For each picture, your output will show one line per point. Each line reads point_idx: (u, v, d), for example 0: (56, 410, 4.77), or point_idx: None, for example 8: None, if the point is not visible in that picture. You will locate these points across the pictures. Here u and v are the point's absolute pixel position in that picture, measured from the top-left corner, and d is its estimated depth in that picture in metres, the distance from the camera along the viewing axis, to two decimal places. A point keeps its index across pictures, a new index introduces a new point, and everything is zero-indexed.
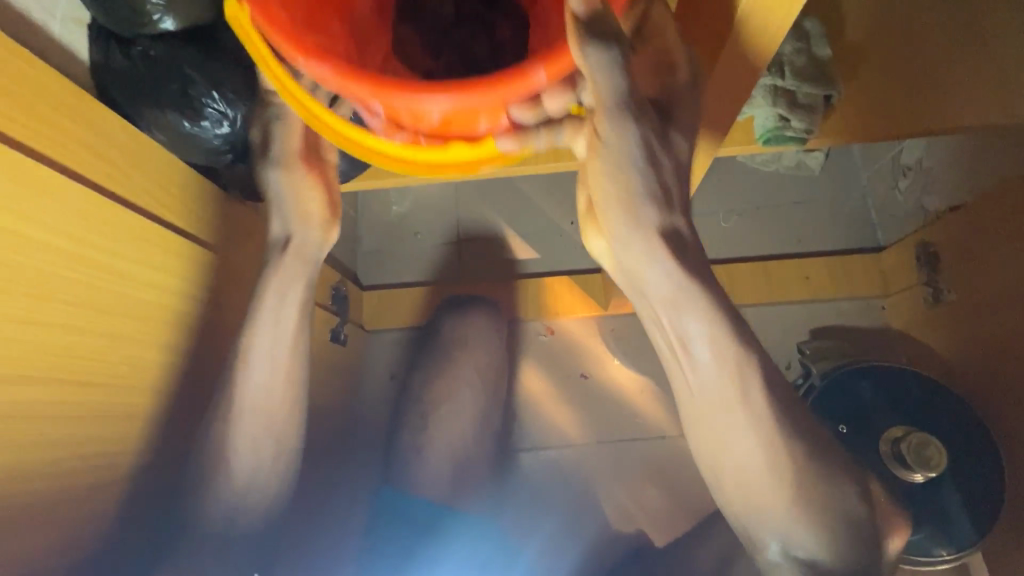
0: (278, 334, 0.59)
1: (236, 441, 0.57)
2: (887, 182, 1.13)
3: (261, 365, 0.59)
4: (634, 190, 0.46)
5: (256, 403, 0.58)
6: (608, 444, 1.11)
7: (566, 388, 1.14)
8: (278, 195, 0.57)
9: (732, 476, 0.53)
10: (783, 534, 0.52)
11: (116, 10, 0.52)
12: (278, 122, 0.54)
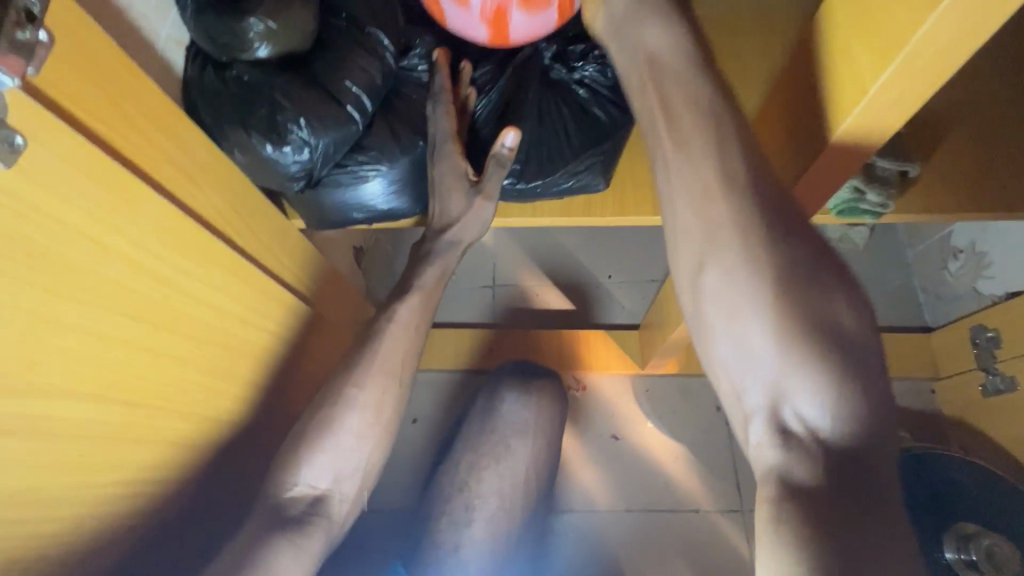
0: (399, 347, 0.64)
1: (341, 443, 0.59)
2: (937, 262, 1.10)
3: (381, 374, 0.62)
4: (702, 99, 0.48)
5: (366, 411, 0.60)
6: (638, 514, 1.04)
7: (596, 448, 1.08)
8: (463, 219, 0.65)
9: (717, 305, 0.45)
10: (778, 388, 0.42)
11: (220, 36, 0.53)
12: (490, 167, 0.63)
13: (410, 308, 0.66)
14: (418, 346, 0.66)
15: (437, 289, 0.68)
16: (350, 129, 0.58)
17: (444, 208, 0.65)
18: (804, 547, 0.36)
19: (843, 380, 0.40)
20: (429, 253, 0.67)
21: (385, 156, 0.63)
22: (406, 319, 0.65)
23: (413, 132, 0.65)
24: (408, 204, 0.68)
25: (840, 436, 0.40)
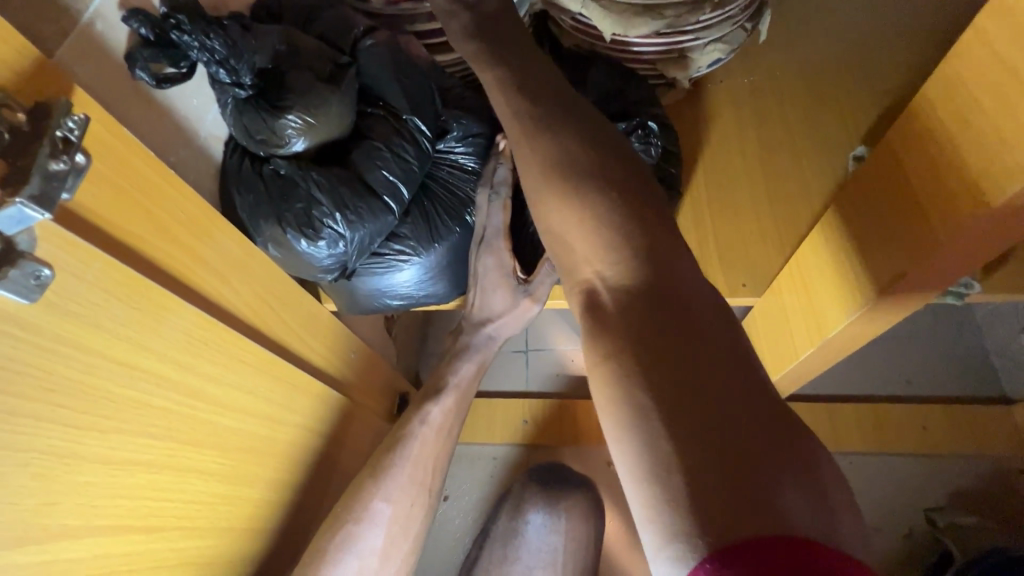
0: (426, 455, 0.60)
1: (361, 564, 0.55)
2: (1011, 324, 0.99)
3: (409, 486, 0.59)
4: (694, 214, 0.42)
5: (389, 529, 0.57)
6: None
7: (641, 533, 0.99)
8: (504, 313, 0.65)
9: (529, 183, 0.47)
10: (573, 262, 0.43)
11: (257, 132, 0.53)
12: (545, 271, 0.62)
13: (441, 410, 0.62)
14: (445, 453, 0.62)
15: (466, 388, 0.65)
16: (385, 219, 0.57)
17: (485, 299, 0.64)
18: (635, 405, 0.34)
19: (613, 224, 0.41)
20: (465, 347, 0.66)
21: (419, 245, 0.60)
22: (438, 422, 0.62)
23: (450, 216, 0.63)
24: (444, 287, 0.65)
25: (620, 269, 0.40)
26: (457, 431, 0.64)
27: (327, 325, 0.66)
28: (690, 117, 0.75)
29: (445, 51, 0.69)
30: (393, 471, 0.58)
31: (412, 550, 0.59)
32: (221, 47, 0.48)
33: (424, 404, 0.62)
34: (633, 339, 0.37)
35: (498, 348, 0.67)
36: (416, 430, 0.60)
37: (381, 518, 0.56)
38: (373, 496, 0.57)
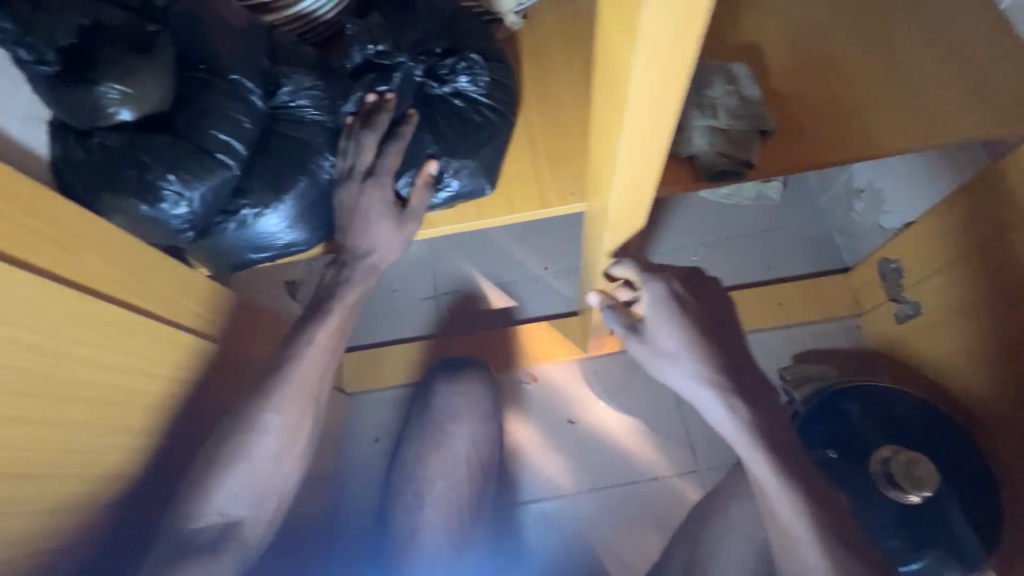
0: (313, 370, 0.67)
1: (253, 464, 0.63)
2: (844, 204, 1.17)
3: (298, 396, 0.66)
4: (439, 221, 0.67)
5: (280, 434, 0.64)
6: (598, 490, 1.08)
7: (551, 436, 1.12)
8: (379, 236, 0.68)
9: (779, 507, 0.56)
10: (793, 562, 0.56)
11: (76, 107, 0.55)
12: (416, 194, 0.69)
13: (324, 330, 0.68)
14: (329, 369, 0.69)
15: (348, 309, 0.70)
16: (226, 175, 0.61)
17: (360, 226, 0.68)
18: None
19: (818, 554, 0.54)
20: (342, 267, 0.70)
21: (268, 197, 0.65)
22: (325, 342, 0.68)
23: (297, 166, 0.67)
24: (306, 234, 0.70)
25: (833, 543, 0.54)
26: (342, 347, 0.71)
27: (195, 285, 0.70)
28: (520, 49, 0.80)
29: (266, 12, 0.71)
30: (285, 386, 0.65)
31: (302, 450, 0.67)
32: (12, 26, 0.53)
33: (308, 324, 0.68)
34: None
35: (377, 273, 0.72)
36: (304, 350, 0.67)
37: (273, 424, 0.64)
38: (267, 400, 0.64)
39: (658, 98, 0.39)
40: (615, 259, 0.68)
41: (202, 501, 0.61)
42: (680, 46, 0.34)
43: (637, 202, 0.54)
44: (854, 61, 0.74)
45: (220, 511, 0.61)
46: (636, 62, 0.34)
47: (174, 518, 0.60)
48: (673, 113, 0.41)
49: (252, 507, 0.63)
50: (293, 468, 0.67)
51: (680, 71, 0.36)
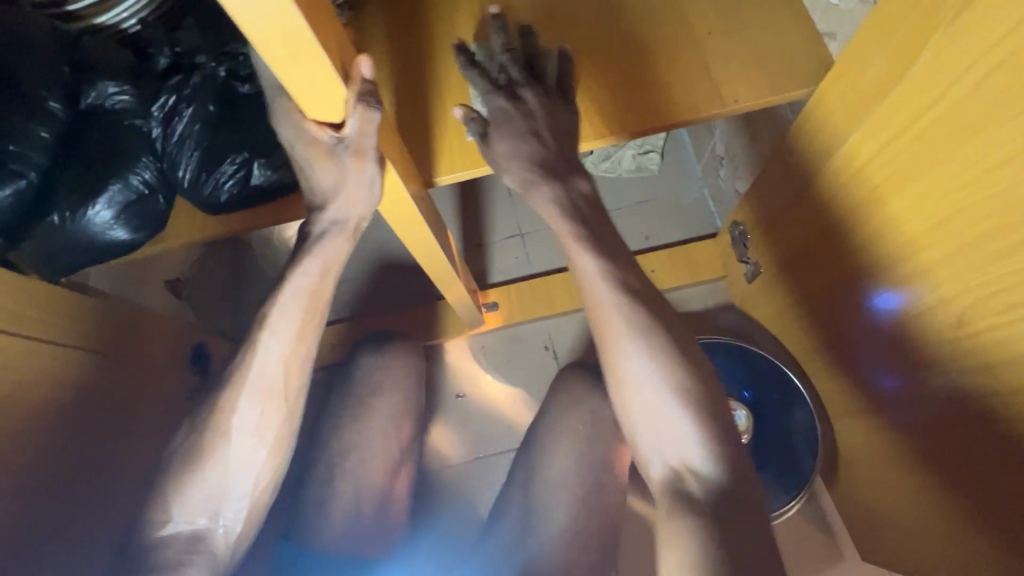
0: (280, 367, 0.53)
1: (221, 468, 0.52)
2: (713, 171, 1.22)
3: (261, 392, 0.53)
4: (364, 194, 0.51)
5: (244, 437, 0.52)
6: (485, 457, 1.14)
7: (442, 410, 1.17)
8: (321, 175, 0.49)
9: (636, 358, 0.62)
10: (641, 416, 0.61)
11: None
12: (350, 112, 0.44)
13: (285, 315, 0.53)
14: (304, 370, 0.55)
15: (320, 290, 0.54)
16: (20, 185, 0.64)
17: (316, 171, 0.49)
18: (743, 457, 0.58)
19: (638, 360, 0.62)
20: (306, 241, 0.54)
21: (74, 201, 0.69)
22: (302, 318, 0.54)
23: (106, 171, 0.70)
24: (130, 233, 0.73)
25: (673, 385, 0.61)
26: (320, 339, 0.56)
27: (19, 290, 0.73)
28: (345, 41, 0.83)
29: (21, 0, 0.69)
30: (247, 381, 0.53)
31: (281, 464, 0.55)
32: None
33: (266, 309, 0.54)
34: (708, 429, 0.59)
35: (349, 245, 0.55)
36: (266, 342, 0.53)
37: (273, 407, 0.53)
38: (231, 390, 0.53)
39: (327, 103, 0.43)
40: (425, 242, 0.73)
41: (180, 504, 0.50)
42: (306, 60, 0.38)
43: (395, 189, 0.59)
44: (654, 35, 0.77)
45: (190, 524, 0.50)
46: (271, 70, 0.39)
47: (145, 543, 0.49)
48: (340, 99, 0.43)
49: (232, 520, 0.52)
50: (275, 480, 0.54)
51: (325, 79, 0.41)
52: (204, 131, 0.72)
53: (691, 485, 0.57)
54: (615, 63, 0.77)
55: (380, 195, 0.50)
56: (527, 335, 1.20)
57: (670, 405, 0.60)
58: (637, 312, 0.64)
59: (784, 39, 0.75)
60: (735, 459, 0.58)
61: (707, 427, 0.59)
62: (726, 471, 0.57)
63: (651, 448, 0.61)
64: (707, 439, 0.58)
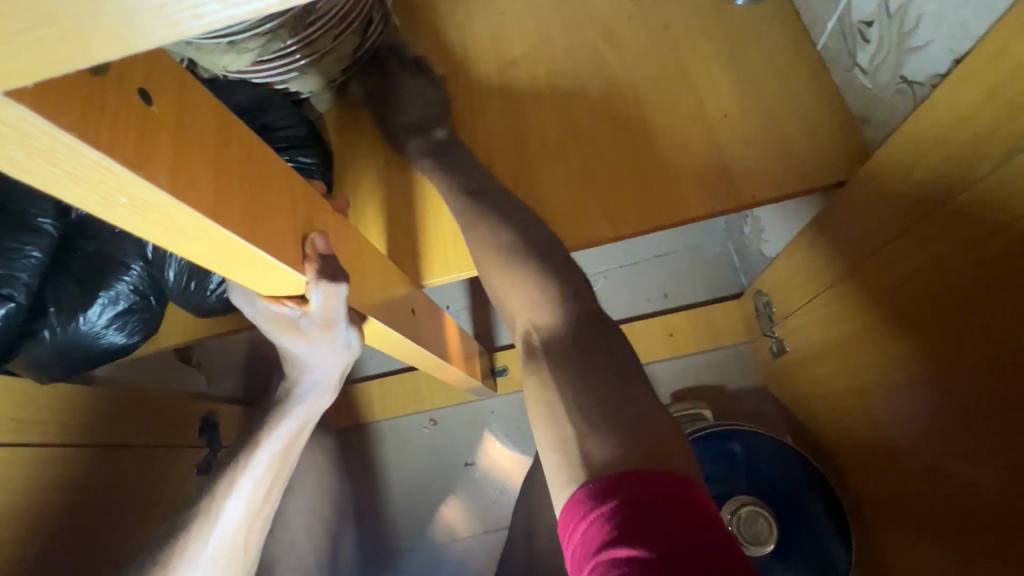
0: (242, 532, 0.53)
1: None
2: (737, 226, 1.14)
3: (220, 562, 0.51)
4: (338, 356, 0.46)
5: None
6: (493, 531, 1.10)
7: (450, 478, 1.14)
8: (294, 348, 0.45)
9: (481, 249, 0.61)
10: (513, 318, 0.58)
11: None
12: (312, 292, 0.40)
13: (251, 480, 0.53)
14: (261, 530, 0.55)
15: (286, 453, 0.54)
16: (10, 307, 0.62)
17: (287, 344, 0.45)
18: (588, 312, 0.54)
19: (499, 269, 0.60)
20: (280, 405, 0.52)
21: (64, 315, 0.68)
22: (265, 484, 0.54)
23: (95, 282, 0.69)
24: (124, 338, 0.73)
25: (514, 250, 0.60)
26: (280, 494, 0.57)
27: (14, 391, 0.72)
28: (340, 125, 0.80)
29: None
30: (205, 553, 0.50)
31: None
32: None
33: (231, 477, 0.52)
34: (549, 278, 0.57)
35: (329, 401, 0.52)
36: (226, 511, 0.52)
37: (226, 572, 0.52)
38: (179, 559, 0.50)
39: (281, 286, 0.39)
40: (414, 350, 0.69)
41: None
42: (249, 259, 0.34)
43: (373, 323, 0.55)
44: (665, 120, 0.71)
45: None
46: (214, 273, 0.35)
47: None
48: (299, 276, 0.38)
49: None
50: None
51: (274, 269, 0.36)
52: None
53: (538, 339, 0.54)
54: (624, 150, 0.71)
55: (358, 349, 0.46)
56: None
57: (520, 285, 0.57)
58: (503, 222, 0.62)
59: (812, 123, 0.68)
60: (587, 313, 0.55)
61: (553, 300, 0.55)
62: (567, 319, 0.54)
63: (513, 320, 0.58)
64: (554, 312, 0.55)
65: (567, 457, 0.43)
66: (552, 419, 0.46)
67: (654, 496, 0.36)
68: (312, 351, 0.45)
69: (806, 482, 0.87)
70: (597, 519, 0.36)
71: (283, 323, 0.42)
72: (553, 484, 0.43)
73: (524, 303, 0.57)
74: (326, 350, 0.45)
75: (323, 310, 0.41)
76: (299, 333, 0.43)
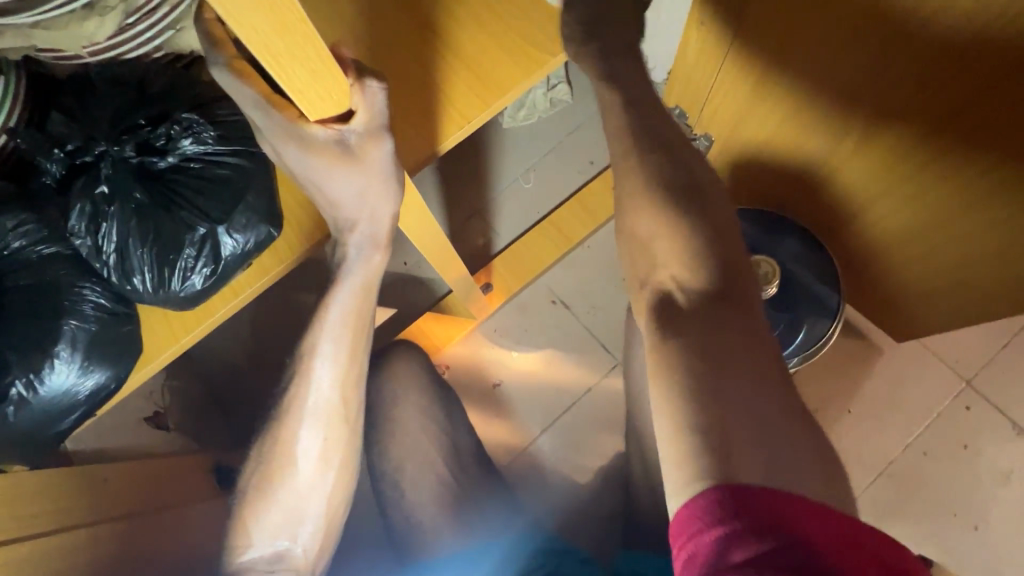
0: (335, 391, 0.58)
1: (296, 492, 0.58)
2: (624, 76, 1.24)
3: (320, 417, 0.58)
4: (387, 192, 0.46)
5: (310, 462, 0.58)
6: (550, 428, 1.13)
7: (488, 406, 1.14)
8: (340, 186, 0.44)
9: (634, 210, 0.53)
10: (649, 271, 0.52)
11: None
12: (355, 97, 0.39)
13: (331, 342, 0.57)
14: (356, 397, 0.59)
15: (358, 314, 0.56)
16: None
17: (335, 183, 0.44)
18: (732, 274, 0.50)
19: (634, 203, 0.52)
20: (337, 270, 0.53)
21: (34, 363, 0.59)
22: (348, 348, 0.57)
23: (54, 313, 0.60)
24: (111, 370, 0.62)
25: (673, 193, 0.52)
26: (367, 356, 0.60)
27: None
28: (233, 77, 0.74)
29: None
30: (306, 409, 0.58)
31: (349, 481, 0.61)
32: None
33: (312, 340, 0.57)
34: (723, 241, 0.51)
35: (384, 258, 0.52)
36: (317, 369, 0.57)
37: (329, 426, 0.59)
38: (291, 407, 0.58)
39: (330, 102, 0.38)
40: (430, 233, 0.69)
41: (250, 522, 0.58)
42: (303, 45, 0.33)
43: None
44: None
45: (272, 545, 0.57)
46: (267, 69, 0.34)
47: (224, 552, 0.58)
48: (346, 82, 0.38)
49: (305, 543, 0.58)
50: (343, 499, 0.60)
51: (327, 70, 0.36)
52: (144, 225, 0.61)
53: (679, 302, 0.48)
54: None
55: (403, 182, 0.45)
56: (531, 299, 1.18)
57: (670, 241, 0.50)
58: (626, 152, 0.54)
59: None
60: (736, 283, 0.49)
61: (710, 243, 0.50)
62: (720, 283, 0.48)
63: (645, 272, 0.52)
64: (699, 257, 0.49)
65: (686, 432, 0.43)
66: (671, 374, 0.45)
67: (779, 524, 0.38)
68: (362, 188, 0.44)
69: (782, 235, 1.02)
70: (719, 534, 0.39)
71: (327, 157, 0.41)
72: (665, 478, 0.44)
73: (672, 267, 0.50)
74: (374, 184, 0.45)
75: (366, 120, 0.40)
76: (344, 163, 0.42)
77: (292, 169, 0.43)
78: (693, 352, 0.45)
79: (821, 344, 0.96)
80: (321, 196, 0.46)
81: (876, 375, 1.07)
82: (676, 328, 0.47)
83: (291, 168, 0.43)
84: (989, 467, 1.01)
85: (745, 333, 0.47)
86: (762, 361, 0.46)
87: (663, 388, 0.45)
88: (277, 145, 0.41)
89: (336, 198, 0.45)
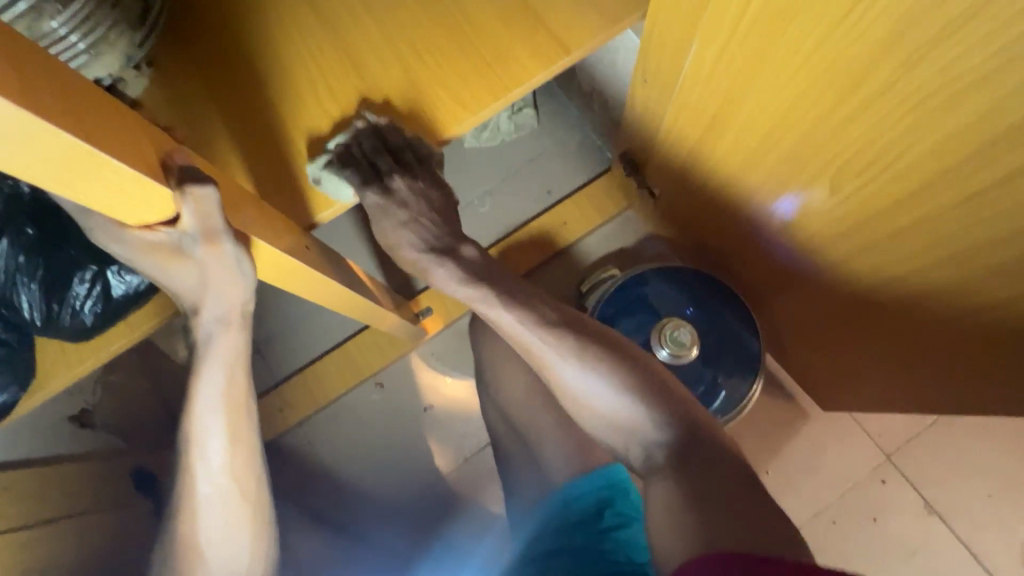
0: (225, 473, 0.58)
1: None
2: (588, 105, 1.21)
3: (215, 501, 0.57)
4: (235, 282, 0.47)
5: (215, 549, 0.57)
6: (474, 456, 1.14)
7: (416, 428, 1.16)
8: (183, 271, 0.45)
9: (578, 369, 0.62)
10: (628, 440, 0.61)
11: None
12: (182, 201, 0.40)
13: (211, 429, 0.57)
14: (251, 473, 0.59)
15: (232, 395, 0.57)
16: None
17: (177, 267, 0.45)
18: (675, 403, 0.61)
19: (577, 367, 0.63)
20: (199, 354, 0.54)
21: None
22: (234, 435, 0.58)
23: None
24: None
25: (607, 362, 0.63)
26: (255, 431, 0.60)
27: None
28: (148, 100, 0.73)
29: None
30: (199, 498, 0.57)
31: (263, 554, 0.60)
32: None
33: (190, 432, 0.57)
34: (664, 384, 0.62)
35: (242, 335, 0.54)
36: (202, 458, 0.57)
37: (224, 509, 0.58)
38: (183, 498, 0.57)
39: (148, 207, 0.39)
40: (321, 284, 0.68)
41: None
42: (96, 171, 0.33)
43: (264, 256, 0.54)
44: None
45: None
46: (63, 191, 0.34)
47: None
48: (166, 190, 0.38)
49: None
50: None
51: (136, 185, 0.36)
52: (33, 258, 0.62)
53: (658, 458, 0.59)
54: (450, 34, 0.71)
55: (251, 274, 0.46)
56: (469, 327, 1.18)
57: (622, 403, 0.61)
58: (555, 331, 0.64)
59: None
60: (681, 415, 0.61)
61: (637, 398, 0.61)
62: (671, 428, 0.60)
63: (620, 441, 0.62)
64: (653, 408, 0.61)
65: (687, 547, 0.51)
66: (671, 512, 0.54)
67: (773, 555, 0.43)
68: (205, 275, 0.45)
69: (716, 293, 1.01)
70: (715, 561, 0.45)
71: (163, 245, 0.43)
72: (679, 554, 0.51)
73: (629, 429, 0.61)
74: (217, 274, 0.45)
75: (196, 218, 0.41)
76: (181, 251, 0.43)
77: (137, 256, 0.45)
78: (682, 495, 0.55)
79: (739, 408, 0.96)
80: (170, 279, 0.47)
81: (799, 438, 1.08)
82: (666, 479, 0.57)
83: (133, 255, 0.45)
84: (895, 541, 1.02)
85: (705, 458, 0.57)
86: (718, 469, 0.56)
87: (669, 534, 0.53)
88: (117, 235, 0.44)
89: (186, 279, 0.47)
